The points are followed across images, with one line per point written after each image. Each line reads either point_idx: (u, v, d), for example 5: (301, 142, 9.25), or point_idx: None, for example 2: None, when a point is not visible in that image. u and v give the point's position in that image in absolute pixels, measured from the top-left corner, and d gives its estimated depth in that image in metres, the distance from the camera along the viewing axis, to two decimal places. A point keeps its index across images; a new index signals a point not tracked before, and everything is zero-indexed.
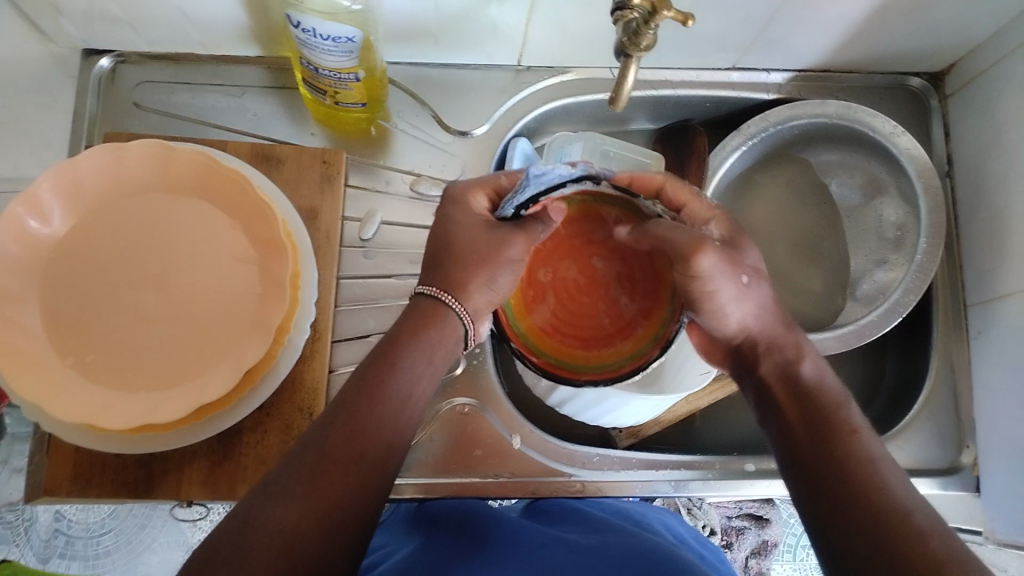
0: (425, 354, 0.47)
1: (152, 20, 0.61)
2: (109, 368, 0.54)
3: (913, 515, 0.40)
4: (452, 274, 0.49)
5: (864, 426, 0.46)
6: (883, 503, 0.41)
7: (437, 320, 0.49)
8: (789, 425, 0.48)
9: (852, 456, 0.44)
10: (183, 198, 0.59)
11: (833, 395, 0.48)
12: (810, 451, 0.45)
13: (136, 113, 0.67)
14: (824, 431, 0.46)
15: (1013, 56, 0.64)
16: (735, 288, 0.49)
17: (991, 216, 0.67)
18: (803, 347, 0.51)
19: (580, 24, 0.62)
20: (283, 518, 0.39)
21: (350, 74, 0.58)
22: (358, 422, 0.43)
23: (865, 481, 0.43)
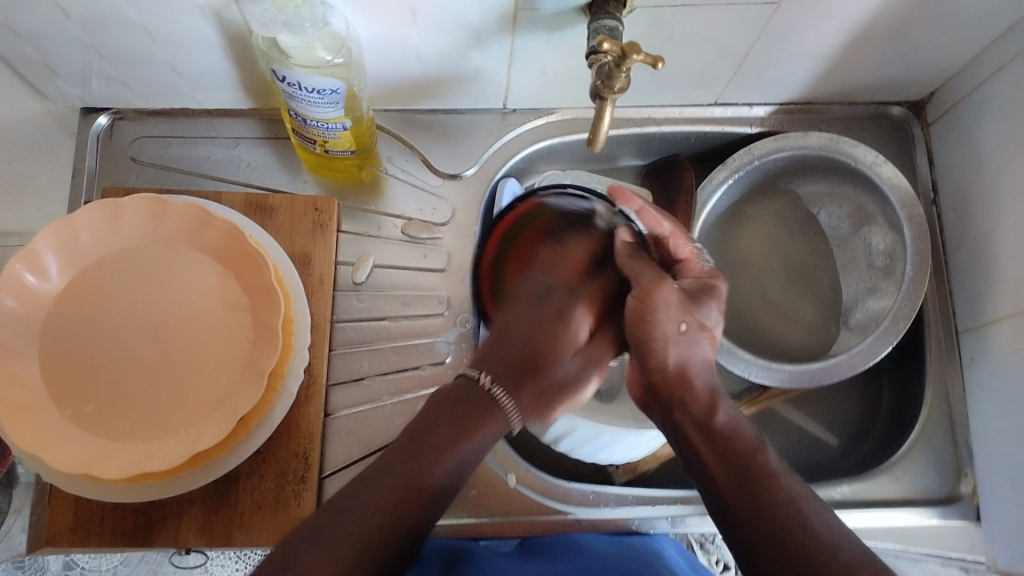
0: (477, 447, 0.48)
1: (147, 78, 0.63)
2: (105, 419, 0.55)
3: (842, 560, 0.44)
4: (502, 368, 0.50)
5: (781, 469, 0.49)
6: (806, 548, 0.45)
7: (485, 418, 0.49)
8: (714, 481, 0.50)
9: (779, 506, 0.47)
10: (177, 249, 0.60)
11: (748, 440, 0.51)
12: (739, 502, 0.48)
13: (134, 167, 0.68)
14: (750, 481, 0.48)
15: (991, 82, 0.64)
16: (686, 322, 0.53)
17: (978, 240, 0.67)
18: (713, 394, 0.53)
19: (560, 67, 0.63)
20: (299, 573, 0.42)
21: (338, 123, 0.59)
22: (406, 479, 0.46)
23: (798, 534, 0.45)
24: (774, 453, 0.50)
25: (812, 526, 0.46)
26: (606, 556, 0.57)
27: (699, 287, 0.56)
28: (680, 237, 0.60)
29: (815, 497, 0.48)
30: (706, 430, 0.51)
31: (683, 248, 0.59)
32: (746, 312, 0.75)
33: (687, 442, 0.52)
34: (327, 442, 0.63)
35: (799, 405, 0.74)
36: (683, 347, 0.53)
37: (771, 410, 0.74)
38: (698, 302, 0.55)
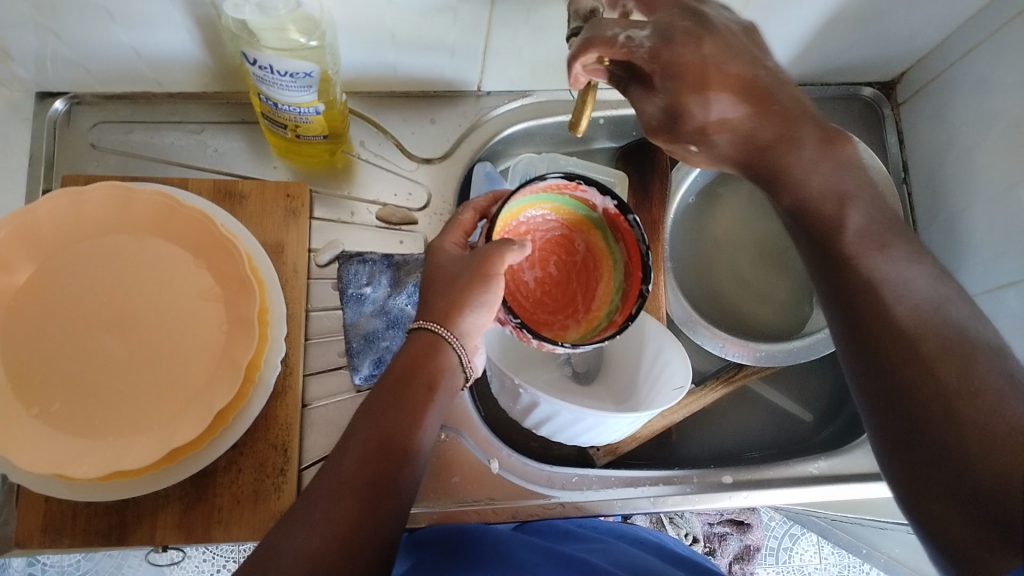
0: (424, 380, 0.49)
1: (107, 62, 0.60)
2: (76, 416, 0.53)
3: (928, 366, 0.44)
4: (445, 305, 0.50)
5: (860, 249, 0.49)
6: (902, 354, 0.45)
7: (430, 353, 0.50)
8: (816, 271, 0.52)
9: (867, 311, 0.48)
10: (142, 238, 0.58)
11: (825, 218, 0.51)
12: (866, 341, 0.47)
13: (94, 154, 0.66)
14: (870, 318, 0.47)
15: (963, 62, 0.65)
16: (692, 141, 0.53)
17: (948, 219, 0.69)
18: (782, 189, 0.53)
19: (537, 48, 0.62)
20: (302, 545, 0.42)
21: (310, 108, 0.57)
22: (394, 392, 0.49)
23: (885, 336, 0.46)
24: (851, 223, 0.50)
25: (895, 318, 0.46)
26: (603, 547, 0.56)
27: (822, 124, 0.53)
28: (697, 83, 0.49)
29: (935, 315, 0.45)
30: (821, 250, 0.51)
31: (714, 51, 0.48)
32: (723, 293, 0.74)
33: (816, 267, 0.52)
34: (305, 433, 0.62)
35: (772, 382, 0.76)
36: (829, 170, 0.52)
37: (749, 389, 0.75)
38: (674, 115, 0.51)
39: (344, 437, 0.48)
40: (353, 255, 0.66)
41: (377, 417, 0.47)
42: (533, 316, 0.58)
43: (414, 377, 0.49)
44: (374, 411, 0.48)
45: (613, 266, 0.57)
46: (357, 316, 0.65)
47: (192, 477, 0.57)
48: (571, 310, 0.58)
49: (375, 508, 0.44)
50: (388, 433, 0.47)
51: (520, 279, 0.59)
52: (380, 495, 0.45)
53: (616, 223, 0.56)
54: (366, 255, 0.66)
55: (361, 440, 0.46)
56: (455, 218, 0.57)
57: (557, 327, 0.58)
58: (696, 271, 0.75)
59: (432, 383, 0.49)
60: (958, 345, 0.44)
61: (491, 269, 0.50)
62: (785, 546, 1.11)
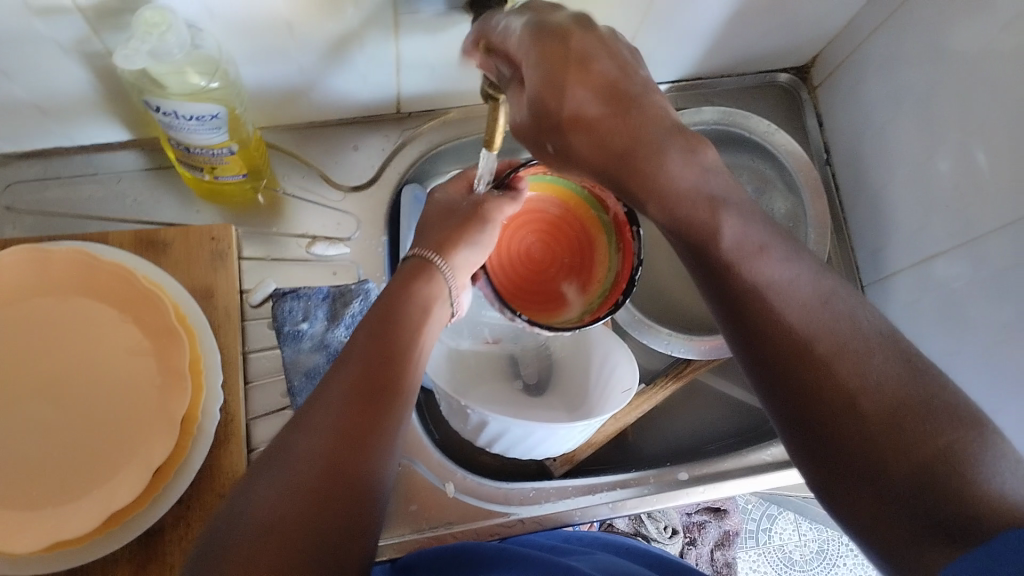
0: (420, 302, 0.53)
1: (11, 122, 0.59)
2: (8, 490, 0.51)
3: (831, 374, 0.43)
4: (443, 239, 0.57)
5: (737, 254, 0.47)
6: (808, 363, 0.43)
7: (426, 275, 0.55)
8: (710, 280, 0.48)
9: (764, 321, 0.46)
10: (63, 298, 0.57)
11: (687, 216, 0.47)
12: (761, 347, 0.46)
13: (11, 217, 0.64)
14: (760, 317, 0.46)
15: (870, 41, 0.66)
16: (575, 96, 0.41)
17: (872, 195, 0.70)
18: (687, 191, 0.46)
19: (450, 66, 0.62)
20: (306, 452, 0.43)
21: (223, 148, 0.57)
22: (388, 314, 0.51)
23: (784, 343, 0.44)
24: (727, 234, 0.46)
25: (786, 322, 0.45)
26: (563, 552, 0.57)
27: (683, 127, 0.44)
28: (567, 65, 0.41)
29: (824, 314, 0.44)
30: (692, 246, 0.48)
31: (601, 41, 0.42)
32: (664, 289, 0.75)
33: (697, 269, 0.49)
34: None
35: (722, 372, 0.75)
36: (695, 175, 0.46)
37: (697, 382, 0.75)
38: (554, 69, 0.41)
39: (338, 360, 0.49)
40: (286, 292, 0.65)
41: (370, 341, 0.49)
42: (516, 289, 0.66)
43: (405, 305, 0.52)
44: (367, 336, 0.50)
45: (608, 271, 0.66)
46: (297, 354, 0.64)
47: (140, 536, 0.56)
48: (555, 296, 0.66)
49: (376, 414, 0.46)
50: (378, 355, 0.48)
51: (521, 252, 0.66)
52: (380, 403, 0.46)
53: (623, 235, 0.65)
54: (300, 290, 0.65)
55: (354, 362, 0.48)
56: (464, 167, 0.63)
57: (535, 307, 0.65)
58: None
59: (424, 310, 0.53)
60: (853, 343, 0.43)
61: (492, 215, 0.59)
62: (763, 527, 1.12)
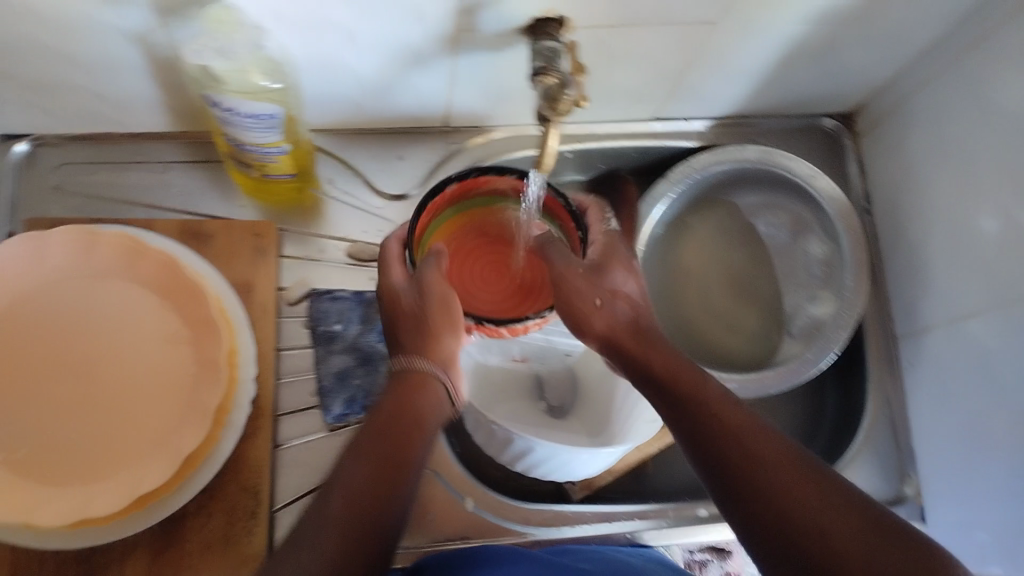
0: (431, 396, 0.51)
1: (69, 104, 0.60)
2: (41, 463, 0.52)
3: (823, 525, 0.41)
4: (423, 340, 0.51)
5: (718, 404, 0.48)
6: (795, 505, 0.42)
7: (424, 390, 0.51)
8: (688, 433, 0.48)
9: (750, 469, 0.44)
10: (107, 280, 0.58)
11: (690, 373, 0.50)
12: (726, 484, 0.45)
13: (59, 197, 0.65)
14: (728, 453, 0.45)
15: (918, 94, 0.67)
16: (599, 296, 0.51)
17: (910, 246, 0.70)
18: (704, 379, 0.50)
19: (502, 86, 0.63)
20: None
21: (276, 148, 0.58)
22: (397, 410, 0.49)
23: (773, 483, 0.43)
24: (719, 388, 0.49)
25: (773, 472, 0.44)
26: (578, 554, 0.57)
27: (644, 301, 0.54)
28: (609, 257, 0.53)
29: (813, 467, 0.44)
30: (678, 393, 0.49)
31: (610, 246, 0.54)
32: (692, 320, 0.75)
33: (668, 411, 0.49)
34: (277, 475, 0.61)
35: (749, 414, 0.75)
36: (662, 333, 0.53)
37: None
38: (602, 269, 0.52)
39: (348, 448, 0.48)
40: (324, 293, 0.66)
41: (378, 426, 0.48)
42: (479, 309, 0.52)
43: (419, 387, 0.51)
44: (379, 418, 0.49)
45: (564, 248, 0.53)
46: (327, 355, 0.65)
47: (161, 523, 0.56)
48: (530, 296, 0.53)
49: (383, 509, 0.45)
50: (375, 474, 0.46)
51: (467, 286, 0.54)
52: (387, 500, 0.45)
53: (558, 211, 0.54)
54: (337, 292, 0.66)
55: (348, 478, 0.45)
56: (388, 244, 0.54)
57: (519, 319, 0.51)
58: (666, 300, 0.76)
59: (426, 416, 0.50)
60: (847, 496, 0.42)
61: (451, 315, 0.50)
62: None
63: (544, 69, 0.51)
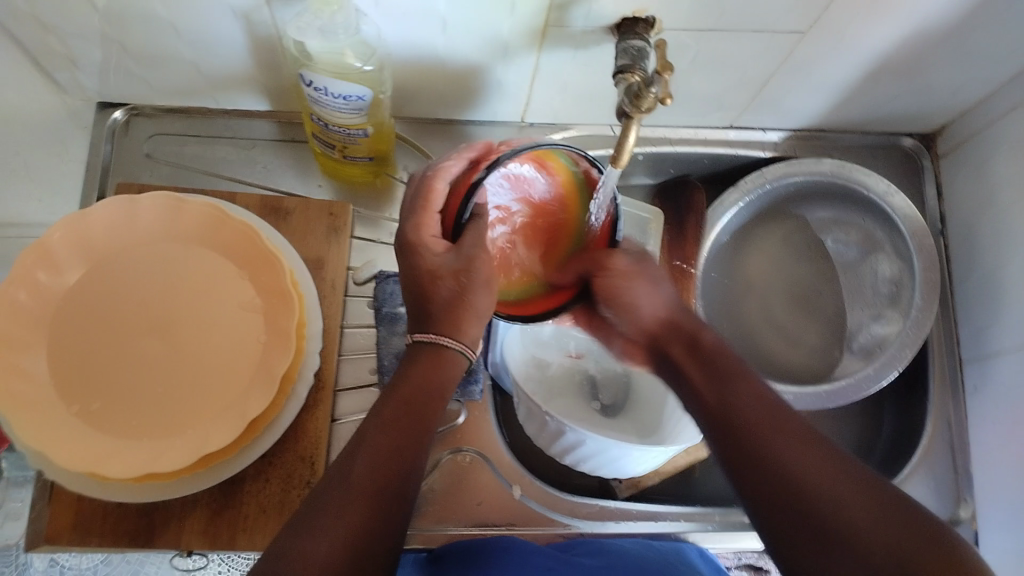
0: (450, 373, 0.50)
1: (166, 76, 0.63)
2: (114, 417, 0.54)
3: (816, 485, 0.42)
4: (453, 322, 0.50)
5: (757, 385, 0.50)
6: (793, 465, 0.44)
7: (438, 372, 0.50)
8: (709, 403, 0.51)
9: (762, 434, 0.46)
10: (188, 247, 0.60)
11: (732, 357, 0.54)
12: (753, 485, 0.45)
13: (148, 165, 0.68)
14: (743, 418, 0.48)
15: (1005, 118, 0.66)
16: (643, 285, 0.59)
17: (985, 271, 0.68)
18: (737, 361, 0.53)
19: (582, 84, 0.63)
20: (311, 553, 0.41)
21: (359, 130, 0.59)
22: (418, 378, 0.49)
23: (781, 451, 0.45)
24: (752, 372, 0.52)
25: (783, 443, 0.45)
26: (622, 550, 0.57)
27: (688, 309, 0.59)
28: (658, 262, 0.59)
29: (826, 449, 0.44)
30: (725, 399, 0.50)
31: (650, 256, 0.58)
32: (753, 331, 0.75)
33: (718, 427, 0.49)
34: (331, 447, 0.63)
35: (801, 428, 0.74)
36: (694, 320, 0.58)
37: None
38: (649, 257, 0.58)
39: (354, 440, 0.47)
40: (390, 275, 0.67)
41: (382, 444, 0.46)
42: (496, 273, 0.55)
43: (427, 384, 0.49)
44: (382, 412, 0.48)
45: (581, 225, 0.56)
46: (390, 336, 0.66)
47: (221, 483, 0.58)
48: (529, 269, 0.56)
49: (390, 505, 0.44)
50: (397, 441, 0.46)
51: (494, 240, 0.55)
52: (393, 496, 0.44)
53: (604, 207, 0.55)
54: None
55: (371, 447, 0.46)
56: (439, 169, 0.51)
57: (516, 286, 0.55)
58: (727, 308, 0.76)
59: (442, 390, 0.50)
60: (859, 473, 0.43)
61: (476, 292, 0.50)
62: None
63: (629, 67, 0.52)
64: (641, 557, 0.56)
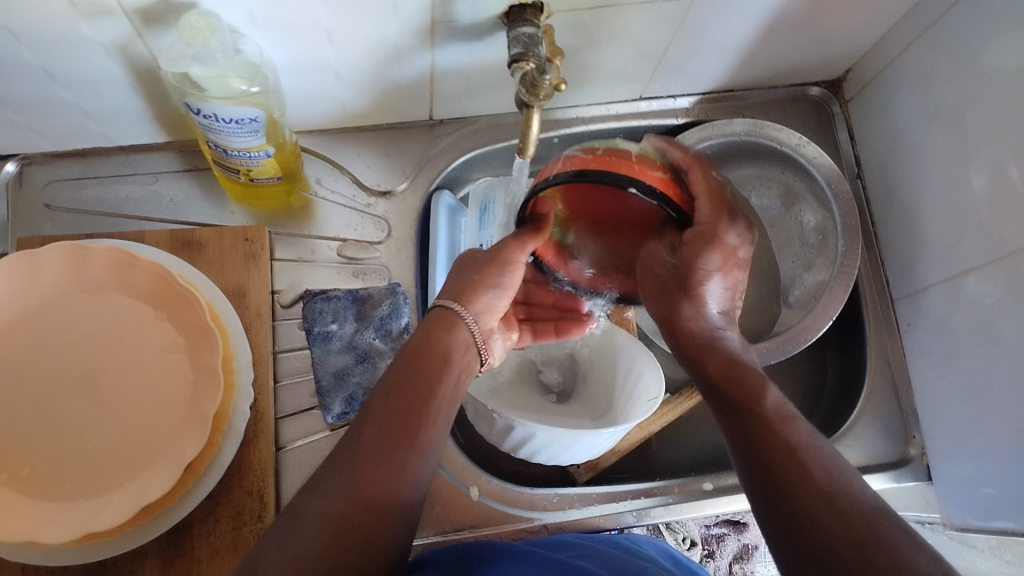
0: (461, 342, 0.54)
1: (51, 121, 0.60)
2: (45, 482, 0.52)
3: (834, 524, 0.40)
4: (463, 288, 0.57)
5: (783, 408, 0.49)
6: (816, 499, 0.41)
7: (447, 326, 0.55)
8: (732, 427, 0.49)
9: (787, 460, 0.44)
10: (101, 294, 0.58)
11: (755, 379, 0.52)
12: (775, 517, 0.43)
13: (49, 214, 0.65)
14: (766, 446, 0.46)
15: (904, 56, 0.66)
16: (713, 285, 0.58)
17: (904, 209, 0.69)
18: (735, 366, 0.53)
19: (484, 75, 0.62)
20: (321, 510, 0.43)
21: (260, 151, 0.57)
22: (421, 345, 0.52)
23: (805, 482, 0.43)
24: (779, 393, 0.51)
25: (810, 475, 0.43)
26: (579, 545, 0.58)
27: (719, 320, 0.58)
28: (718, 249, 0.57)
29: (849, 488, 0.42)
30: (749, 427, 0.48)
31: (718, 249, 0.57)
32: None
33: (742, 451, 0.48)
34: (281, 477, 0.62)
35: None
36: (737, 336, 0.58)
37: None
38: (713, 242, 0.57)
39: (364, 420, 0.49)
40: (318, 293, 0.66)
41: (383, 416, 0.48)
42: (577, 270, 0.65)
43: (431, 365, 0.51)
44: (394, 388, 0.49)
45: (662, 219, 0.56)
46: (326, 355, 0.65)
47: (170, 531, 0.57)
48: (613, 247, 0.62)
49: (386, 479, 0.45)
50: (404, 405, 0.48)
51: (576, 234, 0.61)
52: (389, 473, 0.45)
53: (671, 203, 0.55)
54: (331, 292, 0.66)
55: (376, 413, 0.48)
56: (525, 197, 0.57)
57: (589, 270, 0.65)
58: None
59: (445, 356, 0.52)
60: (869, 515, 0.40)
61: (503, 257, 0.58)
62: None
63: (523, 55, 0.51)
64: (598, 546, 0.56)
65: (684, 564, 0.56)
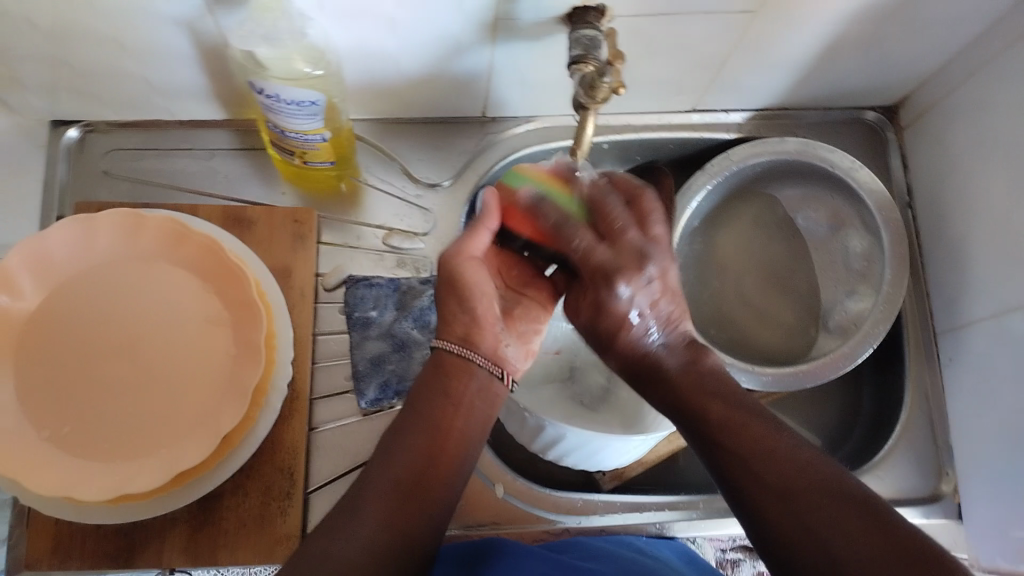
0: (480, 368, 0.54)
1: (118, 91, 0.62)
2: (86, 441, 0.54)
3: (819, 529, 0.41)
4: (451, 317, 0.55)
5: (734, 411, 0.48)
6: (795, 510, 0.42)
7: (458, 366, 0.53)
8: (712, 452, 0.48)
9: (755, 474, 0.45)
10: (152, 263, 0.59)
11: (713, 382, 0.51)
12: (763, 531, 0.43)
13: (106, 181, 0.67)
14: (744, 468, 0.45)
15: (964, 86, 0.66)
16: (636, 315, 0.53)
17: (953, 241, 0.69)
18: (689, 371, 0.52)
19: (540, 75, 0.63)
20: (343, 553, 0.43)
21: (317, 135, 0.58)
22: (440, 376, 0.53)
23: (776, 490, 0.43)
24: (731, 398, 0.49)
25: (780, 483, 0.43)
26: (594, 548, 0.57)
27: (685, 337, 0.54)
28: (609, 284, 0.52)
29: (814, 475, 0.43)
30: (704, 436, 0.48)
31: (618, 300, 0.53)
32: (727, 312, 0.75)
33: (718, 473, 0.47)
34: (311, 457, 0.63)
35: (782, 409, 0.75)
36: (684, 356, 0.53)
37: None
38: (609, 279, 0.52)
39: (391, 435, 0.50)
40: (360, 279, 0.67)
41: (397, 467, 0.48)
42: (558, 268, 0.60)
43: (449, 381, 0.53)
44: (417, 402, 0.51)
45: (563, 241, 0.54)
46: (363, 341, 0.66)
47: (200, 499, 0.58)
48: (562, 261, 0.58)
49: (419, 500, 0.48)
50: (419, 445, 0.49)
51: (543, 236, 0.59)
52: (421, 493, 0.48)
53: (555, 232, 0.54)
54: (373, 279, 0.67)
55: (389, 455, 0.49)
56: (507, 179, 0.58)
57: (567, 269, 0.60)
58: (703, 294, 0.76)
59: (453, 386, 0.52)
60: (847, 503, 0.41)
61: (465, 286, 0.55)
62: None
63: (582, 58, 0.51)
64: (615, 552, 0.55)
65: (700, 568, 0.56)
